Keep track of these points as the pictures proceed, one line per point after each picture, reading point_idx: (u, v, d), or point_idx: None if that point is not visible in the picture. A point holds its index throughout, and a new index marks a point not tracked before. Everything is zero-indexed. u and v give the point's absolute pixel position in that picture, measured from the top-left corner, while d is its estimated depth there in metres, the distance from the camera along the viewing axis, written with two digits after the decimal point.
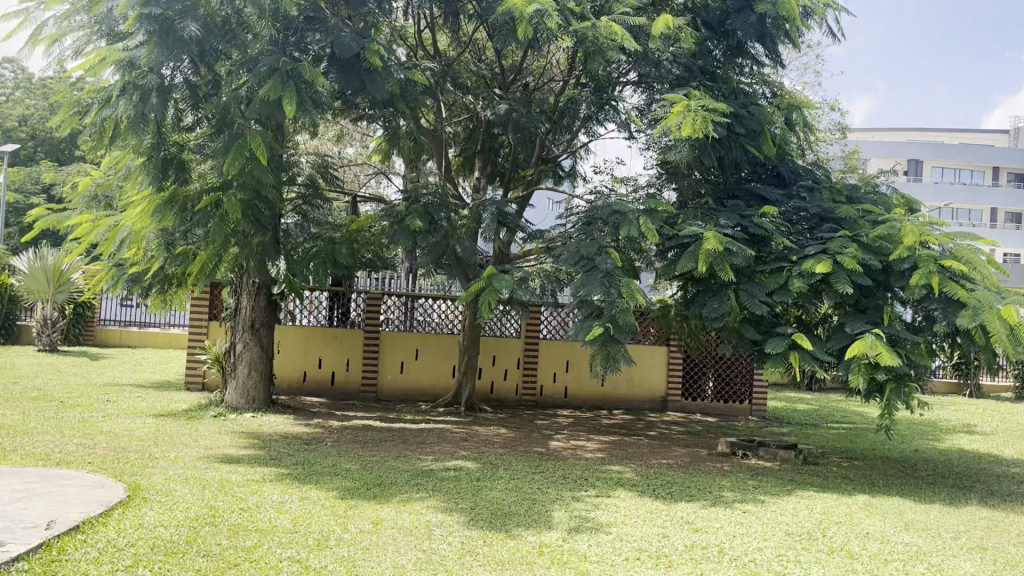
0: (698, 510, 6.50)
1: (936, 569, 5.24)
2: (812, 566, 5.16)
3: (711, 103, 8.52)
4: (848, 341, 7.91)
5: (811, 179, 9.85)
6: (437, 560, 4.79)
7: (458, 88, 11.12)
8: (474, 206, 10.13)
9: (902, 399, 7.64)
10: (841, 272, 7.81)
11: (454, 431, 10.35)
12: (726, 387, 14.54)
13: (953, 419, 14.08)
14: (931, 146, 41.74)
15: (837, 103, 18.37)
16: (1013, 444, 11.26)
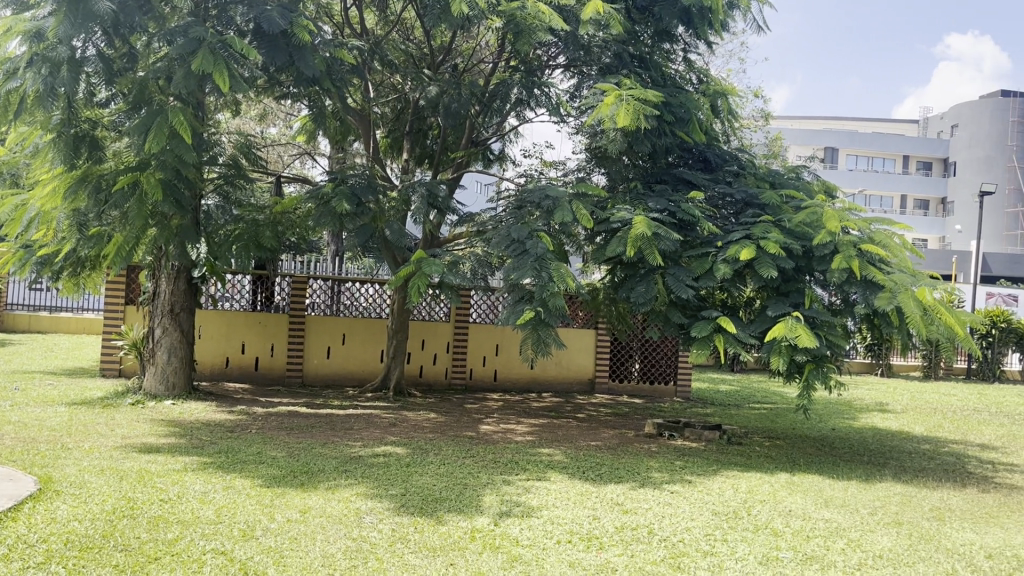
0: (627, 491, 6.58)
1: (855, 544, 5.42)
2: (739, 544, 5.26)
3: (642, 93, 8.58)
4: (770, 323, 8.10)
5: (737, 165, 10.02)
6: (367, 548, 4.71)
7: (387, 66, 10.91)
8: (403, 188, 9.99)
9: (820, 378, 7.85)
10: (765, 257, 7.97)
11: (383, 416, 10.24)
12: (652, 368, 14.80)
13: (867, 398, 14.63)
14: (848, 134, 43.15)
15: (759, 91, 18.79)
16: (923, 422, 11.77)
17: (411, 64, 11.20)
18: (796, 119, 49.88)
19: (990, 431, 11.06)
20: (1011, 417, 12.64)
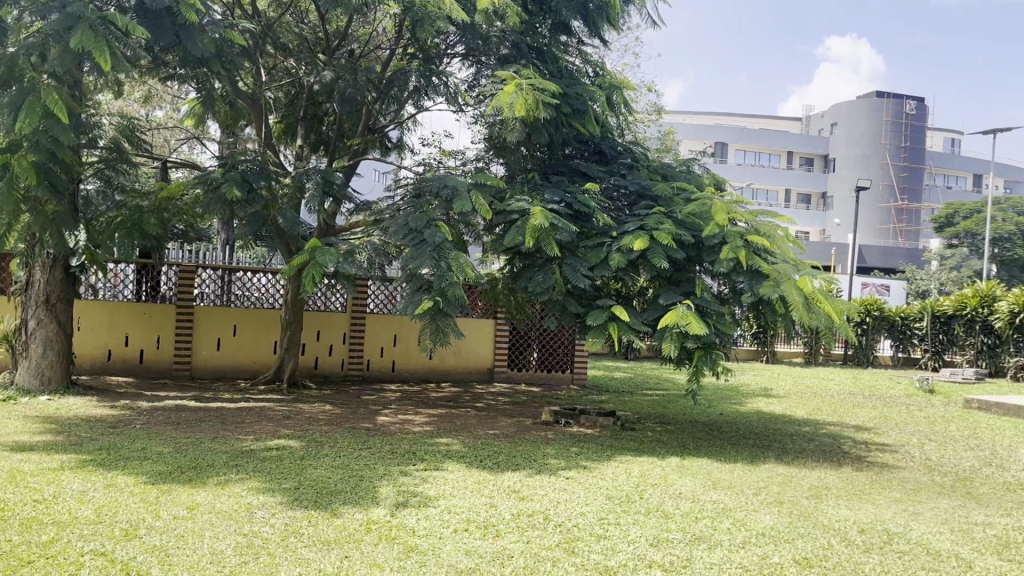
0: (524, 478, 6.65)
1: (740, 523, 5.65)
2: (631, 527, 5.41)
3: (540, 82, 8.66)
4: (663, 311, 8.34)
5: (631, 157, 10.25)
6: (258, 544, 4.60)
7: (280, 50, 10.61)
8: (297, 175, 9.76)
9: (709, 365, 8.13)
10: (658, 247, 8.19)
11: (277, 409, 10.00)
12: (550, 357, 15.01)
13: (753, 384, 15.27)
14: (737, 131, 45.00)
15: (652, 85, 19.26)
16: (803, 405, 12.39)
17: (305, 49, 10.93)
18: (688, 114, 51.36)
19: (864, 413, 11.73)
20: (883, 399, 13.43)
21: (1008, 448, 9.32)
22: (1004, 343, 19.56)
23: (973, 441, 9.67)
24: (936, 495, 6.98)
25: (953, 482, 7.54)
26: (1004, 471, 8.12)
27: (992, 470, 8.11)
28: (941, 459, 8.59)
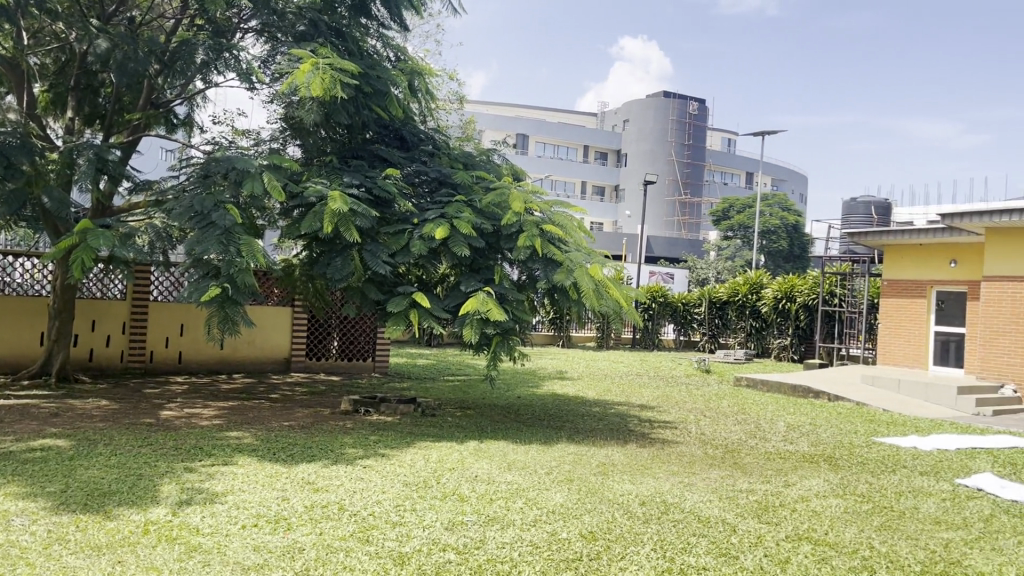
0: (319, 469, 6.51)
1: (532, 502, 5.86)
2: (426, 512, 5.45)
3: (338, 63, 8.45)
4: (463, 299, 8.43)
5: (432, 145, 10.25)
6: (14, 555, 4.17)
7: (46, 12, 9.61)
8: (67, 149, 8.92)
9: (506, 351, 8.33)
10: (457, 235, 8.27)
11: (43, 406, 9.13)
12: (350, 345, 14.79)
13: (549, 367, 15.86)
14: (536, 123, 46.67)
15: (454, 73, 19.40)
16: (595, 387, 13.04)
17: (76, 12, 9.97)
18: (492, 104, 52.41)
19: (649, 393, 12.54)
20: (665, 380, 14.42)
21: (770, 420, 10.32)
22: (769, 326, 21.44)
23: (742, 416, 10.62)
24: (708, 467, 7.59)
25: (724, 454, 8.24)
26: (766, 441, 8.98)
27: (756, 441, 8.95)
28: (714, 433, 9.37)
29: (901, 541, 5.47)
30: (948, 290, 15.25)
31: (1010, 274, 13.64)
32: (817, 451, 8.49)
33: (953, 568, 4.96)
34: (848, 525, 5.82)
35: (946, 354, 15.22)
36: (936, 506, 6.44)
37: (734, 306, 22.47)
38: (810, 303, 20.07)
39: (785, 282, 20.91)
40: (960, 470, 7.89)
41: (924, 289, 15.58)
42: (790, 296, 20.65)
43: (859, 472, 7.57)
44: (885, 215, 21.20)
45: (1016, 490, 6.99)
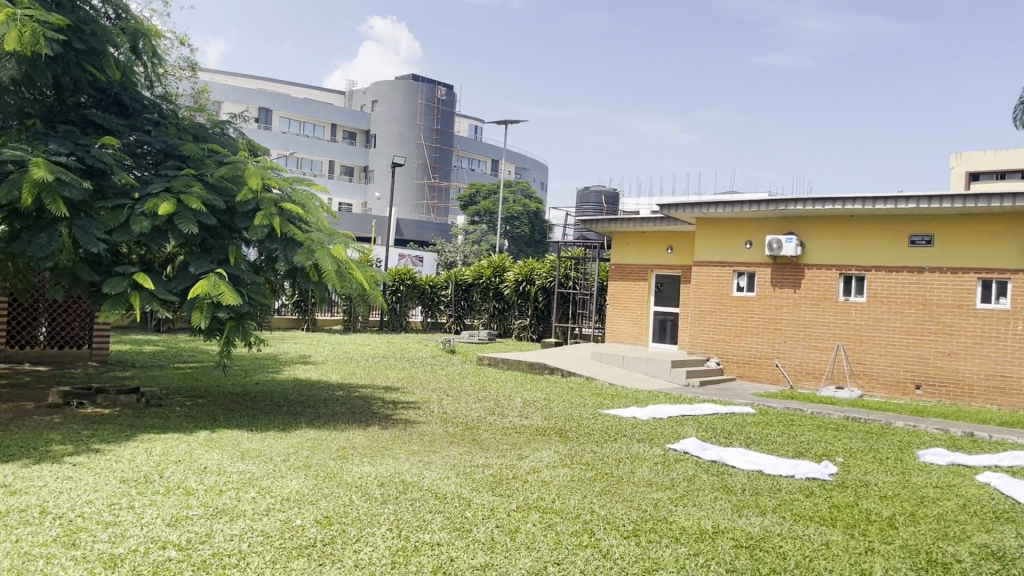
0: (17, 471, 5.81)
1: (266, 491, 5.65)
2: (146, 509, 5.06)
3: (42, 15, 7.53)
4: (192, 281, 7.89)
5: (157, 113, 9.46)
6: None
7: None
8: None
9: (240, 335, 7.97)
10: (186, 212, 7.73)
11: None
12: (63, 331, 13.37)
13: (292, 352, 15.41)
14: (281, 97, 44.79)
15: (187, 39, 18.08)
16: (338, 370, 12.88)
17: None
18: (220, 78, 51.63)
19: (393, 375, 12.61)
20: (410, 361, 14.56)
21: (508, 397, 10.78)
22: (511, 307, 22.38)
23: (482, 394, 10.99)
24: (447, 445, 7.76)
25: (462, 432, 8.46)
26: (503, 418, 9.36)
27: (494, 418, 9.30)
28: (455, 411, 9.60)
29: (617, 503, 5.95)
30: (665, 273, 16.80)
31: (715, 259, 15.31)
32: (549, 425, 8.98)
33: (660, 524, 5.48)
34: (573, 492, 6.22)
35: (663, 331, 16.78)
36: (648, 470, 7.07)
37: (479, 288, 23.18)
38: (547, 286, 21.20)
39: (525, 265, 21.90)
40: (671, 436, 8.73)
41: (645, 273, 17.03)
42: (529, 279, 21.68)
43: (585, 443, 8.11)
44: (613, 203, 22.85)
45: (714, 451, 7.88)
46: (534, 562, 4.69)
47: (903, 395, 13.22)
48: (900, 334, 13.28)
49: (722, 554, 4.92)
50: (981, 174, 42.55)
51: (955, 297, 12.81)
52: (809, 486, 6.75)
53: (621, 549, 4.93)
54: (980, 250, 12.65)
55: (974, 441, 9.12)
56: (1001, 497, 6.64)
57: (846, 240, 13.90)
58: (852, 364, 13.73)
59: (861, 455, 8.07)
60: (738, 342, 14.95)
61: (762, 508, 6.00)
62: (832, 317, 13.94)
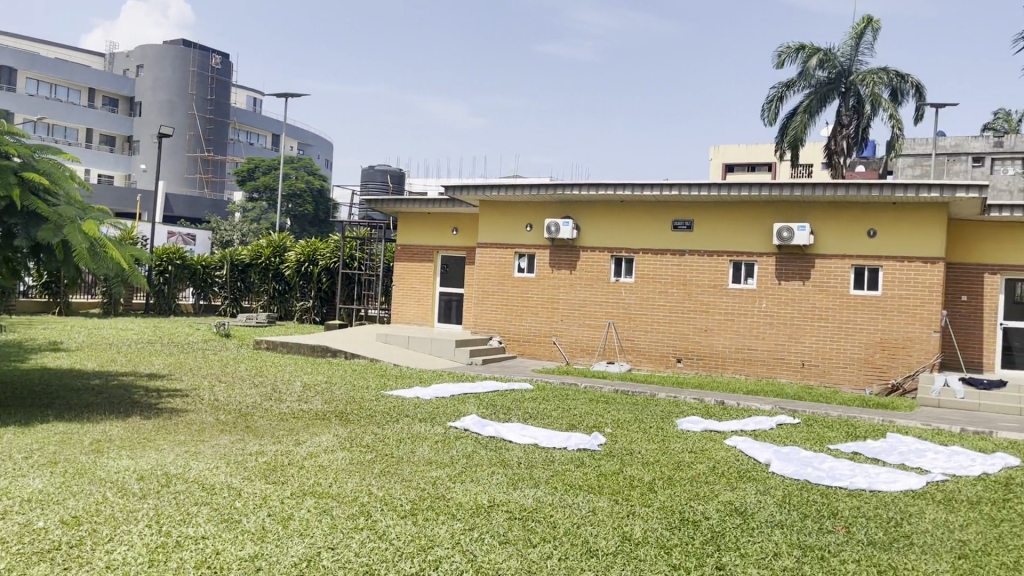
0: None
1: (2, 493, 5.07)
2: None
3: None
4: None
5: None
6: None
7: None
8: None
9: None
10: None
11: None
12: None
13: (41, 338, 13.98)
14: None
15: None
16: (96, 357, 11.85)
17: None
18: None
19: (160, 360, 11.79)
20: (180, 346, 13.70)
21: (287, 381, 10.42)
22: (293, 289, 21.75)
23: (259, 379, 10.55)
24: (217, 433, 7.35)
25: (235, 419, 8.06)
26: (281, 403, 9.03)
27: (270, 403, 8.94)
28: (228, 398, 9.13)
29: (396, 484, 5.92)
30: (450, 254, 16.97)
31: (498, 241, 15.65)
32: (329, 408, 8.78)
33: (437, 502, 5.52)
34: (351, 476, 6.11)
35: (448, 312, 16.99)
36: (428, 449, 7.10)
37: (257, 269, 22.21)
38: (331, 266, 20.90)
39: (308, 245, 21.41)
40: (452, 414, 8.84)
41: (430, 254, 17.09)
42: (312, 259, 21.24)
43: (366, 425, 8.01)
44: (398, 184, 22.70)
45: (493, 427, 8.07)
46: (306, 548, 4.55)
47: (665, 367, 14.29)
48: (663, 312, 14.31)
49: (495, 527, 5.04)
50: (736, 166, 46.71)
51: (711, 279, 13.99)
52: (580, 457, 7.09)
53: (397, 530, 4.91)
54: (733, 235, 13.89)
55: (724, 408, 10.03)
56: (745, 458, 7.34)
57: (618, 225, 14.72)
58: (621, 340, 14.62)
59: (628, 426, 8.61)
60: (519, 321, 15.40)
61: (535, 481, 6.22)
62: (604, 296, 14.75)
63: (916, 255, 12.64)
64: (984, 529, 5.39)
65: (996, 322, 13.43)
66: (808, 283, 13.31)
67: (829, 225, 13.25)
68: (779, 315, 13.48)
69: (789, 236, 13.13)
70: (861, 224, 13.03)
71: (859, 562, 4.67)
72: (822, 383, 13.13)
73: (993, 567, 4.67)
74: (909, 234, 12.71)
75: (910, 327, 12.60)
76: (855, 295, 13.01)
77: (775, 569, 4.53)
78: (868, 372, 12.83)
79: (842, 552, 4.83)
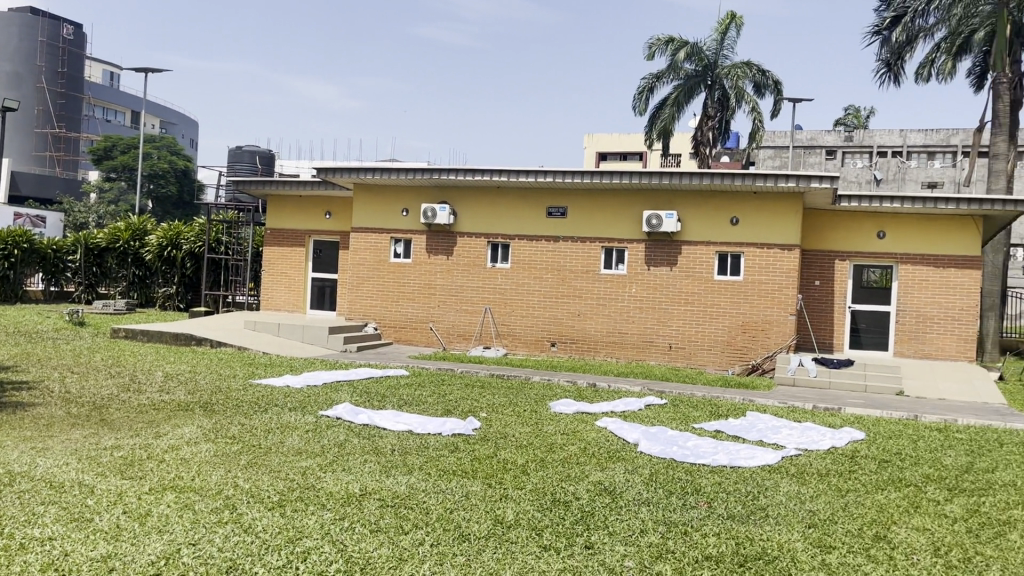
0: None
1: None
2: None
3: None
4: None
5: None
6: None
7: None
8: None
9: None
10: None
11: None
12: None
13: None
14: None
15: None
16: None
17: None
18: None
19: (4, 351, 10.96)
20: (28, 335, 12.77)
21: (147, 372, 9.91)
22: (154, 275, 20.74)
23: (116, 369, 9.98)
24: (68, 428, 6.90)
25: (89, 412, 7.59)
26: (140, 394, 8.57)
27: (128, 395, 8.47)
28: (81, 390, 8.58)
29: (263, 475, 5.73)
30: (324, 239, 16.59)
31: (373, 226, 15.40)
32: (193, 399, 8.40)
33: (307, 492, 5.38)
34: (215, 468, 5.87)
35: (322, 298, 16.62)
36: (298, 439, 6.92)
37: (114, 254, 21.01)
38: (196, 251, 20.09)
39: (170, 229, 20.49)
40: (324, 402, 8.64)
41: (302, 239, 16.63)
42: (175, 244, 20.34)
43: (232, 415, 7.72)
44: (268, 166, 21.96)
45: (366, 415, 7.94)
46: (165, 546, 4.33)
47: (540, 352, 14.49)
48: (538, 297, 14.50)
49: (366, 516, 4.96)
50: (609, 154, 47.79)
51: (584, 264, 14.28)
52: (455, 442, 7.09)
53: (264, 522, 4.75)
54: (605, 222, 14.20)
55: (596, 390, 10.28)
56: (614, 439, 7.54)
57: (494, 211, 14.78)
58: (497, 326, 14.73)
59: (502, 410, 8.67)
60: (394, 307, 15.22)
61: (409, 467, 6.17)
62: (479, 282, 14.80)
63: (774, 242, 13.32)
64: (831, 499, 5.75)
65: (845, 305, 14.33)
66: (676, 269, 13.79)
67: (695, 212, 13.76)
68: (648, 299, 13.91)
69: (657, 223, 13.55)
70: (725, 212, 13.60)
71: (719, 535, 4.89)
72: (688, 365, 13.66)
73: (840, 533, 5.00)
74: (768, 223, 13.37)
75: (768, 310, 13.28)
76: (719, 280, 13.58)
77: (641, 545, 4.68)
78: (731, 354, 13.43)
79: (704, 526, 5.03)
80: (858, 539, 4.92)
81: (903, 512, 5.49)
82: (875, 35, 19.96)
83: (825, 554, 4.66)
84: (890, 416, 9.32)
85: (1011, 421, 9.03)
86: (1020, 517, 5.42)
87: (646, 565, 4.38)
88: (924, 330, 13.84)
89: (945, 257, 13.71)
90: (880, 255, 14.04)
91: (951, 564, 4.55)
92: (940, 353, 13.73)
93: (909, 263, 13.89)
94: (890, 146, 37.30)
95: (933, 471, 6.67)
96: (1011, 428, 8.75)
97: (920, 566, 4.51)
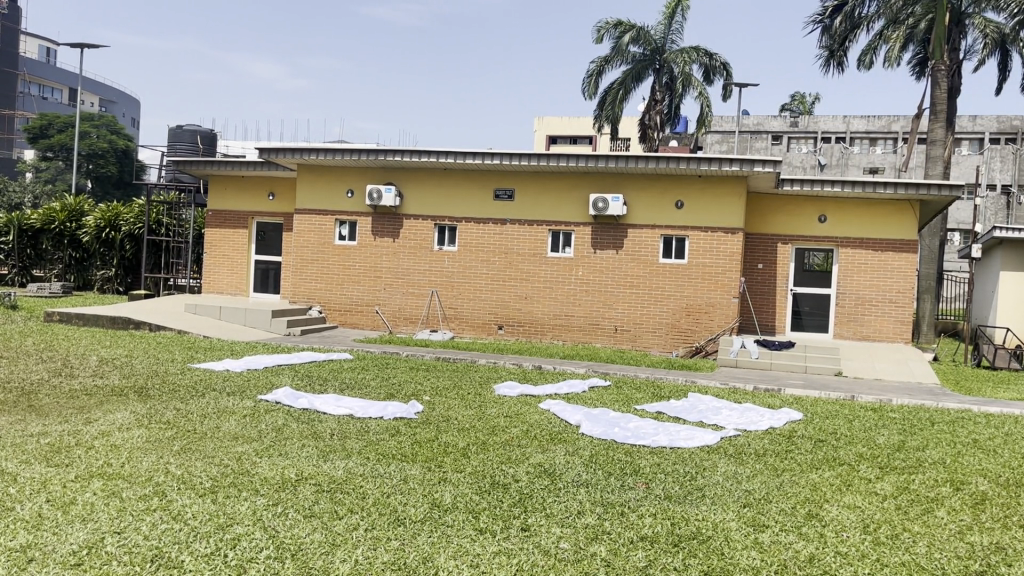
0: None
1: None
2: None
3: None
4: None
5: None
6: None
7: None
8: None
9: None
10: None
11: None
12: None
13: None
14: None
15: None
16: None
17: None
18: None
19: None
20: None
21: (81, 356, 9.65)
22: (92, 257, 20.23)
23: (48, 353, 9.68)
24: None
25: (16, 398, 7.34)
26: (73, 378, 8.36)
27: (59, 379, 8.24)
28: (9, 375, 8.30)
29: (197, 461, 5.60)
30: (267, 220, 16.29)
31: (317, 208, 15.15)
32: (127, 383, 8.20)
33: (240, 478, 5.28)
34: (147, 454, 5.73)
35: (265, 281, 16.32)
36: (236, 424, 6.80)
37: (50, 236, 20.38)
38: (135, 232, 19.67)
39: (108, 210, 20.02)
40: (263, 387, 8.49)
41: (245, 221, 16.31)
42: (113, 225, 19.88)
43: (168, 400, 7.56)
44: (210, 146, 21.50)
45: (307, 399, 7.84)
46: (89, 534, 4.20)
47: (486, 334, 14.51)
48: (485, 280, 14.47)
49: (301, 501, 4.88)
50: (558, 138, 47.90)
51: (531, 247, 14.28)
52: (396, 425, 7.04)
53: (193, 509, 4.64)
54: (551, 205, 14.20)
55: (541, 373, 10.31)
56: (557, 421, 7.57)
57: (440, 192, 14.65)
58: (444, 309, 14.67)
59: (447, 393, 8.62)
60: (339, 290, 15.03)
61: (348, 451, 6.10)
62: (426, 265, 14.70)
63: (718, 225, 13.45)
64: (767, 479, 5.82)
65: (786, 288, 14.60)
66: (622, 252, 13.86)
67: (640, 196, 13.82)
68: (594, 283, 13.97)
69: (604, 207, 13.59)
70: (670, 196, 13.69)
71: (655, 516, 4.91)
72: (634, 347, 13.76)
73: (772, 512, 5.07)
74: (712, 206, 13.48)
75: (712, 293, 13.43)
76: (663, 263, 13.70)
77: (577, 527, 4.69)
78: (675, 337, 13.58)
79: (641, 507, 5.06)
80: (790, 518, 4.99)
81: (835, 492, 5.57)
82: (816, 24, 20.22)
83: (759, 533, 4.72)
84: (828, 397, 9.49)
85: (943, 401, 9.25)
86: (947, 494, 5.56)
87: (581, 547, 4.38)
88: (863, 313, 14.16)
89: (883, 241, 14.01)
90: (821, 240, 14.27)
91: (879, 541, 4.64)
92: (877, 335, 14.07)
93: (848, 246, 14.15)
94: (835, 132, 37.96)
95: (866, 450, 6.80)
96: (942, 408, 8.98)
97: (849, 543, 4.60)
